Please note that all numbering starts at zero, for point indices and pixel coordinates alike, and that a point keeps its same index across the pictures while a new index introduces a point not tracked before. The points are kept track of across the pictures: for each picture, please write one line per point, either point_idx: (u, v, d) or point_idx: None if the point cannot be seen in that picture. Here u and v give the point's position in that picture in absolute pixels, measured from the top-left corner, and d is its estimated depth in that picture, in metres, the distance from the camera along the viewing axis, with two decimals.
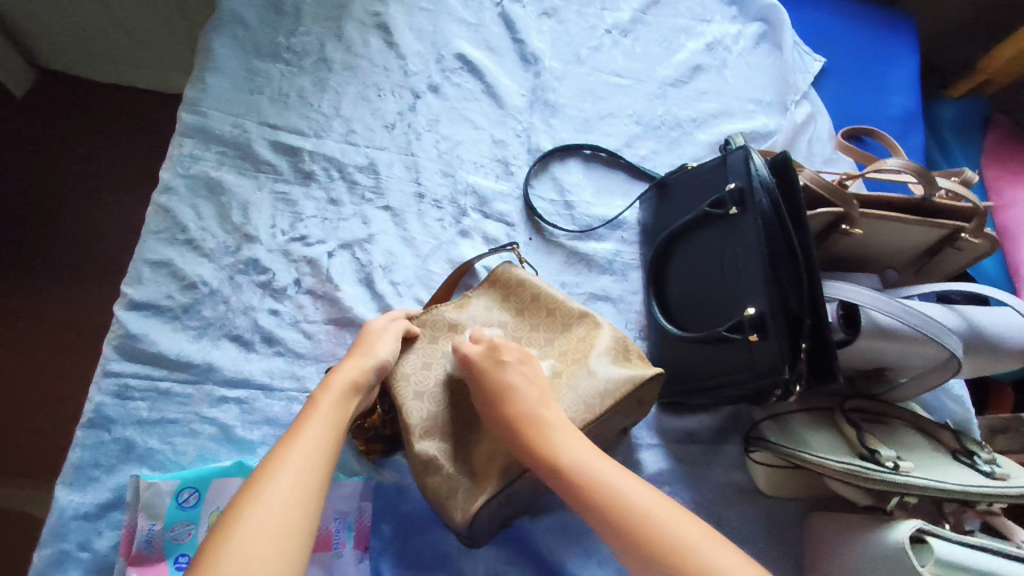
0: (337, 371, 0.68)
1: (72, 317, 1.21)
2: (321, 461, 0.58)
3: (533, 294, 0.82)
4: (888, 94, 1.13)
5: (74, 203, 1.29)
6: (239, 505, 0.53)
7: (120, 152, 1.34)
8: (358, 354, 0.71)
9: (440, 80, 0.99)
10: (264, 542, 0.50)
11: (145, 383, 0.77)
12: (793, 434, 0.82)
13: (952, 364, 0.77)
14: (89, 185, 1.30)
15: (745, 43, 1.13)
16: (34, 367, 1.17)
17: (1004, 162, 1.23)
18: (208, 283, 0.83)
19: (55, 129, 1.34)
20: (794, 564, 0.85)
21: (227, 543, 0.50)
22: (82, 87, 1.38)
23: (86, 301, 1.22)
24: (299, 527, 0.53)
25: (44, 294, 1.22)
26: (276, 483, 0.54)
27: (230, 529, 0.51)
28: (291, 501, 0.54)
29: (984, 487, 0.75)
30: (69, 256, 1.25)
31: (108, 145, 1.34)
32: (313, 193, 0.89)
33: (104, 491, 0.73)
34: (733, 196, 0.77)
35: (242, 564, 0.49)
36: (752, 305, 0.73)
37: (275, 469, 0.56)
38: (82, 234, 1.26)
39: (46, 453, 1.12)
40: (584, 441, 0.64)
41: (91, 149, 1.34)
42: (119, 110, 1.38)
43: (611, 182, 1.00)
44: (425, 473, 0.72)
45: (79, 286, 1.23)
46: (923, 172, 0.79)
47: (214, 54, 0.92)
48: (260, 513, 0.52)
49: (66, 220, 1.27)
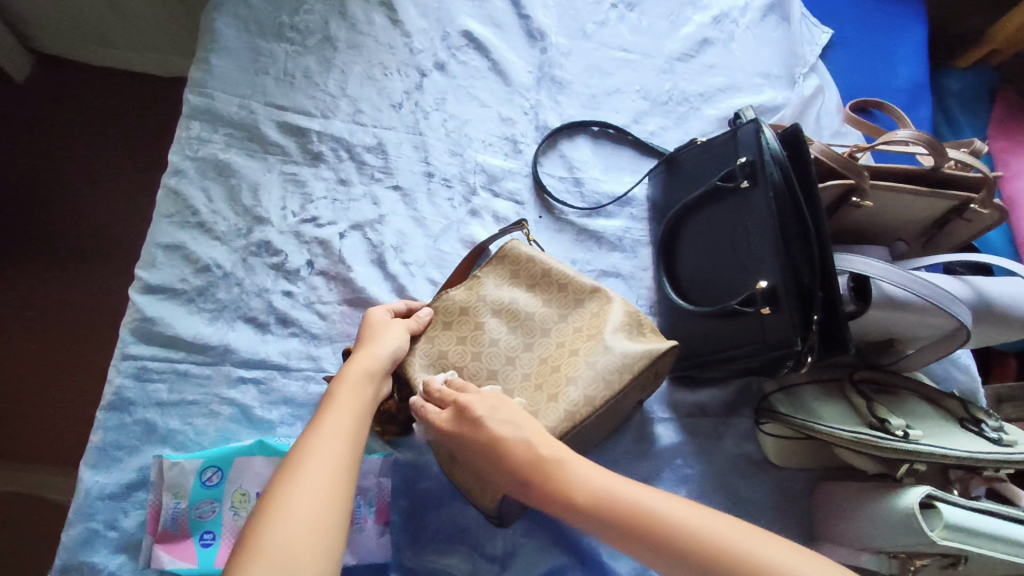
0: (353, 365, 0.68)
1: (82, 303, 1.21)
2: (349, 447, 0.59)
3: (544, 270, 0.82)
4: (895, 64, 1.12)
5: (77, 187, 1.28)
6: (272, 492, 0.53)
7: (119, 136, 1.33)
8: (366, 347, 0.71)
9: (446, 58, 0.98)
10: (300, 523, 0.51)
11: (164, 365, 0.78)
12: (804, 406, 0.84)
13: (961, 335, 0.78)
14: (92, 171, 1.30)
15: (752, 15, 1.11)
16: (49, 352, 1.18)
17: (1010, 133, 1.24)
18: (221, 265, 0.83)
19: (53, 113, 1.33)
20: (802, 531, 0.87)
21: (267, 527, 0.50)
22: (79, 71, 1.37)
23: (95, 287, 1.23)
24: (334, 507, 0.53)
25: (54, 280, 1.22)
26: (307, 467, 0.55)
27: (266, 512, 0.51)
28: (327, 480, 0.55)
29: (991, 454, 0.76)
30: (76, 243, 1.25)
31: (106, 128, 1.33)
32: (322, 173, 0.90)
33: (129, 472, 0.74)
34: (744, 169, 0.77)
35: (285, 546, 0.49)
36: (764, 279, 0.73)
37: (305, 453, 0.56)
38: (85, 220, 1.26)
39: (65, 438, 1.13)
40: (606, 471, 0.61)
41: (92, 133, 1.33)
42: (116, 92, 1.36)
43: (619, 159, 1.00)
44: (452, 458, 0.74)
45: (91, 271, 1.23)
46: (934, 142, 0.79)
47: (218, 34, 0.91)
48: (298, 494, 0.53)
49: (72, 206, 1.27)
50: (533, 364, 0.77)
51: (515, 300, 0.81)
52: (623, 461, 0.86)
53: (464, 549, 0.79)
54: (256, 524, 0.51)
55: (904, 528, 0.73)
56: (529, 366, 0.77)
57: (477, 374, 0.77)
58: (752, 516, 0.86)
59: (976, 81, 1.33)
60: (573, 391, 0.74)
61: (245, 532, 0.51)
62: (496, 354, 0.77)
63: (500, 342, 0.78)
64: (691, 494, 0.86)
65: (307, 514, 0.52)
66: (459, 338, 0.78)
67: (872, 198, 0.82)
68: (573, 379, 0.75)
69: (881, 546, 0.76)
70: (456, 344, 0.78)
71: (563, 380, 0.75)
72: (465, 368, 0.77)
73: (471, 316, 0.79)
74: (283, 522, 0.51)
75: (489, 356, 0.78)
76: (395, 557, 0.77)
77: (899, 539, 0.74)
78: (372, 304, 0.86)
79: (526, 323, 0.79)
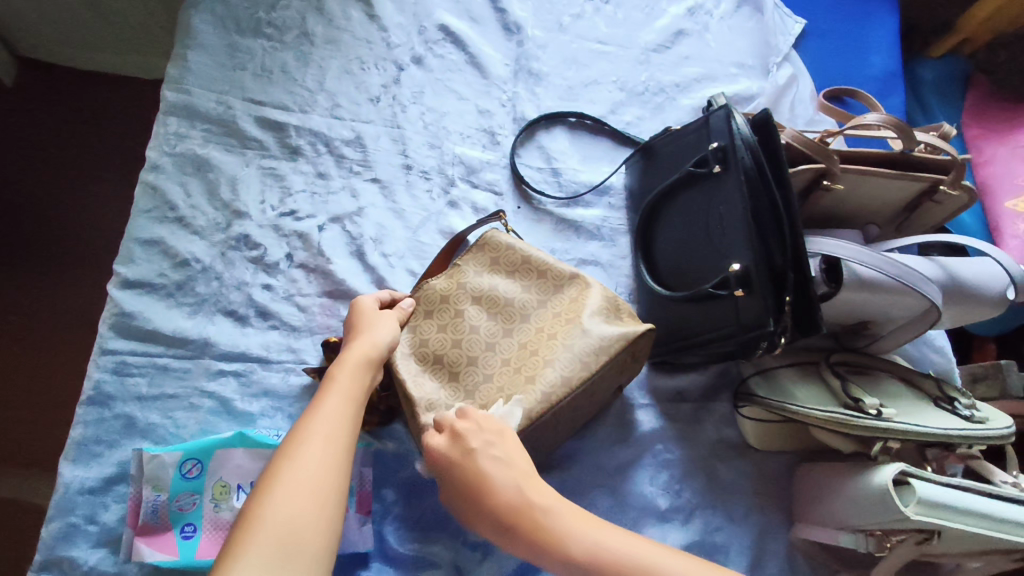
0: (350, 350, 0.71)
1: (65, 306, 1.21)
2: (346, 428, 0.62)
3: (523, 258, 0.83)
4: (868, 53, 1.14)
5: (59, 189, 1.28)
6: (274, 469, 0.57)
7: (101, 138, 1.33)
8: (359, 336, 0.73)
9: (424, 52, 0.99)
10: (300, 498, 0.55)
11: (143, 359, 0.78)
12: (781, 388, 0.85)
13: (932, 314, 0.80)
14: (74, 173, 1.30)
15: (726, 7, 1.13)
16: (33, 356, 1.17)
17: (984, 119, 1.27)
18: (200, 259, 0.83)
19: (34, 116, 1.33)
20: (782, 513, 0.88)
21: (269, 501, 0.54)
22: (59, 74, 1.37)
23: (80, 289, 1.23)
24: (333, 485, 0.58)
25: (36, 283, 1.22)
26: (307, 447, 0.59)
27: (267, 487, 0.56)
28: (327, 459, 0.59)
29: (962, 431, 0.78)
30: (57, 245, 1.25)
31: (88, 131, 1.33)
32: (300, 167, 0.90)
33: (108, 466, 0.75)
34: (716, 155, 0.78)
35: (285, 518, 0.53)
36: (737, 262, 0.74)
37: (305, 434, 0.60)
38: (67, 222, 1.26)
39: (51, 441, 1.13)
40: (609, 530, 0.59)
41: (74, 135, 1.33)
42: (97, 95, 1.36)
43: (596, 149, 1.01)
44: None
45: (74, 273, 1.23)
46: (901, 125, 0.81)
47: (195, 31, 0.91)
48: (297, 473, 0.57)
49: (53, 208, 1.27)
50: (512, 349, 0.78)
51: (495, 287, 0.81)
52: (604, 447, 0.87)
53: (447, 537, 0.79)
54: (259, 498, 0.55)
55: (878, 504, 0.74)
56: (508, 351, 0.78)
57: (458, 360, 0.78)
58: (732, 499, 0.87)
59: (949, 70, 1.35)
60: (551, 373, 0.75)
61: (247, 505, 0.55)
62: (476, 340, 0.78)
63: (479, 328, 0.79)
64: (672, 479, 0.87)
65: (308, 490, 0.56)
66: (439, 325, 0.79)
67: (842, 182, 0.84)
68: (551, 362, 0.75)
69: (858, 524, 0.78)
70: (437, 332, 0.79)
71: (541, 363, 0.76)
72: (445, 354, 0.78)
73: (450, 304, 0.80)
74: (286, 497, 0.55)
75: (469, 342, 0.78)
76: (378, 545, 0.78)
77: (875, 517, 0.75)
78: (351, 295, 0.86)
79: (505, 310, 0.80)
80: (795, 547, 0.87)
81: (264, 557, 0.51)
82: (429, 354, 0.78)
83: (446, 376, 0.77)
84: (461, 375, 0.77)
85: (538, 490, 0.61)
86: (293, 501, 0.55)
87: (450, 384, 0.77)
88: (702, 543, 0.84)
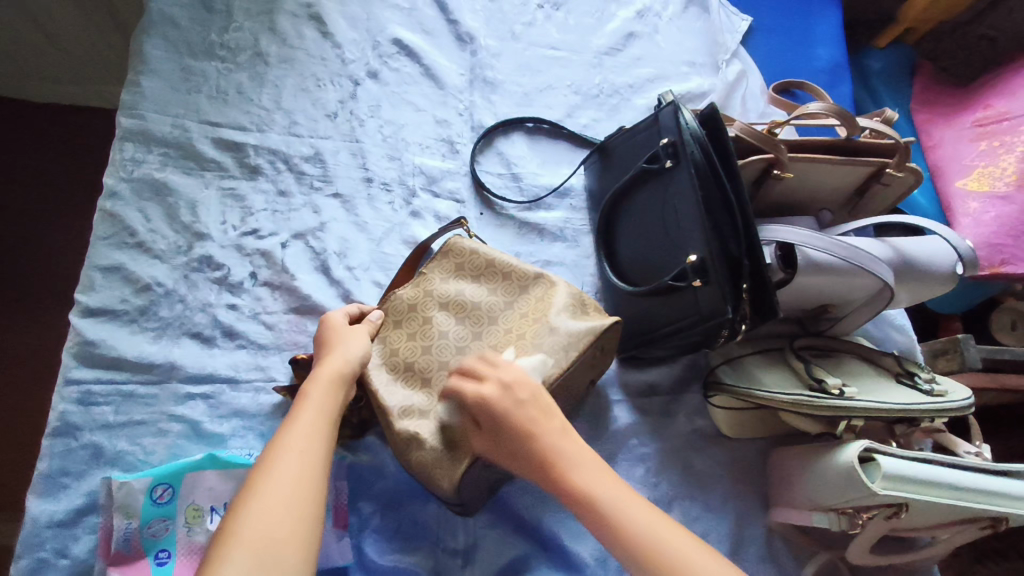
0: (323, 364, 0.71)
1: (40, 344, 1.23)
2: (321, 441, 0.63)
3: (487, 261, 0.84)
4: (814, 46, 1.17)
5: (29, 226, 1.31)
6: (249, 485, 0.58)
7: (73, 171, 1.39)
8: (330, 351, 0.73)
9: (379, 66, 1.00)
10: (277, 512, 0.55)
11: (108, 388, 0.78)
12: (747, 375, 0.86)
13: (886, 293, 0.82)
14: (44, 208, 1.34)
15: (674, 8, 1.16)
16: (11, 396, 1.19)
17: (932, 105, 1.31)
18: (162, 283, 0.83)
19: (6, 154, 1.38)
20: (757, 499, 0.90)
21: (245, 516, 0.55)
22: (23, 110, 1.41)
23: (52, 327, 1.25)
24: (309, 498, 0.58)
25: (9, 324, 1.23)
26: (283, 461, 0.59)
27: (243, 503, 0.56)
28: (302, 473, 0.59)
29: (923, 404, 0.80)
30: (30, 282, 1.27)
31: (60, 164, 1.39)
32: (260, 186, 0.90)
33: (78, 497, 0.74)
34: (667, 150, 0.80)
35: (262, 532, 0.54)
36: (693, 253, 0.76)
37: (280, 449, 0.60)
38: (41, 261, 1.29)
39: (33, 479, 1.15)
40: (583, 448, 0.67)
41: (43, 173, 1.37)
42: (65, 130, 1.41)
43: (555, 153, 1.02)
44: (408, 450, 0.73)
45: (47, 312, 1.26)
46: (843, 112, 0.84)
47: (147, 56, 0.92)
48: (273, 487, 0.57)
49: (25, 245, 1.30)
50: (482, 352, 0.79)
51: (461, 292, 0.82)
52: None
53: (427, 546, 0.79)
54: (236, 513, 0.55)
55: (847, 482, 0.75)
56: (478, 354, 0.79)
57: (428, 366, 0.78)
58: (709, 488, 0.88)
59: (895, 59, 1.40)
60: None
61: (224, 521, 0.55)
62: (445, 346, 0.79)
63: (448, 333, 0.80)
64: (648, 472, 0.87)
65: (286, 502, 0.56)
66: (408, 332, 0.80)
67: (792, 170, 0.86)
68: (522, 360, 0.76)
69: (830, 503, 0.79)
70: (407, 341, 0.79)
71: None
72: (416, 361, 0.78)
73: (417, 313, 0.81)
74: (264, 507, 0.55)
75: (438, 348, 0.79)
76: (357, 559, 0.77)
77: (845, 494, 0.76)
78: (318, 310, 0.86)
79: (473, 314, 0.81)
80: (773, 531, 0.88)
81: (242, 568, 0.51)
82: (400, 364, 0.78)
83: (418, 383, 0.78)
84: (432, 381, 0.77)
85: (551, 422, 0.67)
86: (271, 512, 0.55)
87: (423, 391, 0.77)
88: None
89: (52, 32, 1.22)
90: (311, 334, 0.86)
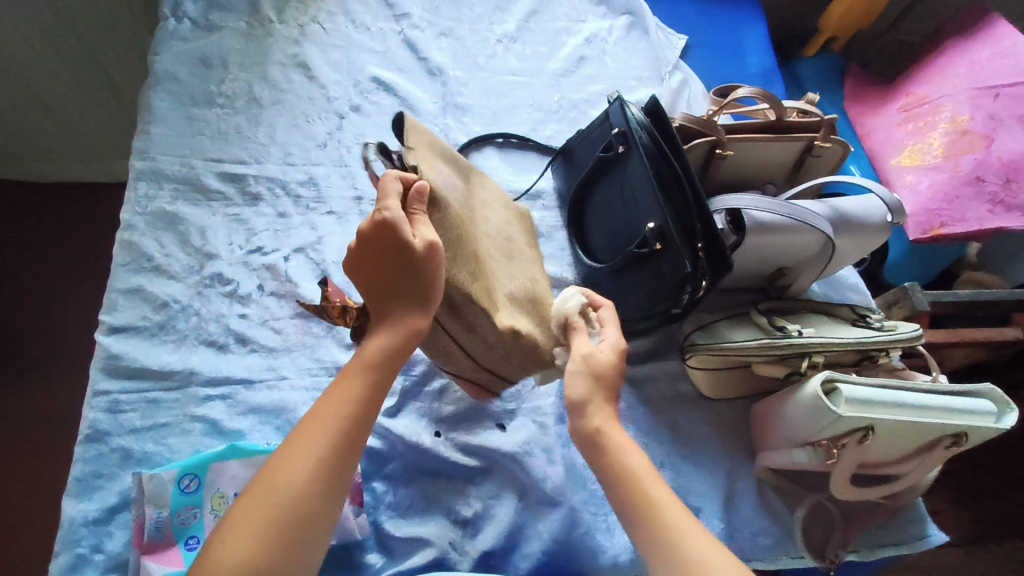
0: (368, 347, 0.64)
1: (62, 397, 1.33)
2: (342, 446, 0.59)
3: (444, 149, 0.80)
4: (746, 56, 1.32)
5: (49, 292, 1.43)
6: (260, 478, 0.56)
7: (83, 238, 1.51)
8: (392, 284, 0.63)
9: (360, 101, 1.13)
10: (268, 520, 0.54)
11: (134, 396, 0.85)
12: (718, 334, 0.94)
13: (828, 246, 0.92)
14: (59, 275, 1.46)
15: (618, 33, 1.30)
16: (38, 447, 1.27)
17: (862, 99, 1.46)
18: (178, 300, 0.91)
19: (23, 228, 1.50)
20: (742, 451, 0.96)
21: (239, 516, 0.54)
22: (38, 190, 1.54)
23: (74, 381, 1.34)
24: (308, 510, 0.56)
25: (34, 381, 1.33)
26: (296, 463, 0.57)
27: (248, 500, 0.55)
28: (310, 482, 0.56)
29: (875, 339, 0.89)
30: (52, 341, 1.38)
31: (71, 232, 1.51)
32: (261, 210, 1.00)
33: (110, 496, 0.79)
34: (618, 138, 0.91)
35: (244, 541, 0.53)
36: (651, 222, 0.86)
37: (297, 449, 0.57)
38: (60, 320, 1.40)
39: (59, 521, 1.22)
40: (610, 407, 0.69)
41: (58, 243, 1.49)
42: (75, 204, 1.54)
43: (525, 162, 1.14)
44: (515, 339, 0.75)
45: (68, 368, 1.36)
46: (771, 95, 0.95)
47: (155, 109, 1.04)
48: (275, 493, 0.55)
49: (45, 309, 1.41)
50: (483, 239, 0.81)
51: (449, 179, 0.77)
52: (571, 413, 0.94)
53: (438, 515, 0.84)
54: (237, 510, 0.55)
55: (816, 412, 0.82)
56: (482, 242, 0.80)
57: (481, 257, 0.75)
58: (697, 445, 0.95)
59: (825, 64, 1.55)
60: (501, 259, 0.83)
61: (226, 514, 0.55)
62: (472, 237, 0.76)
63: (467, 221, 0.76)
64: (639, 433, 0.94)
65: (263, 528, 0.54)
66: (449, 229, 0.70)
67: (732, 149, 0.98)
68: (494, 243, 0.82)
69: (807, 438, 0.85)
70: (452, 235, 0.70)
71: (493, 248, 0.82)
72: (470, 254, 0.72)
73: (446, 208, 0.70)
74: (242, 539, 0.53)
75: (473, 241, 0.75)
76: (372, 534, 0.82)
77: (818, 425, 0.83)
78: (321, 313, 0.94)
79: (466, 205, 0.79)
80: (760, 479, 0.94)
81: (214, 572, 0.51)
82: (468, 257, 0.72)
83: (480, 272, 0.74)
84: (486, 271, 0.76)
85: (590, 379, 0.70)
86: (249, 542, 0.53)
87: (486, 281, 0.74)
88: (675, 489, 0.90)
89: (60, 111, 1.35)
90: (316, 334, 0.93)
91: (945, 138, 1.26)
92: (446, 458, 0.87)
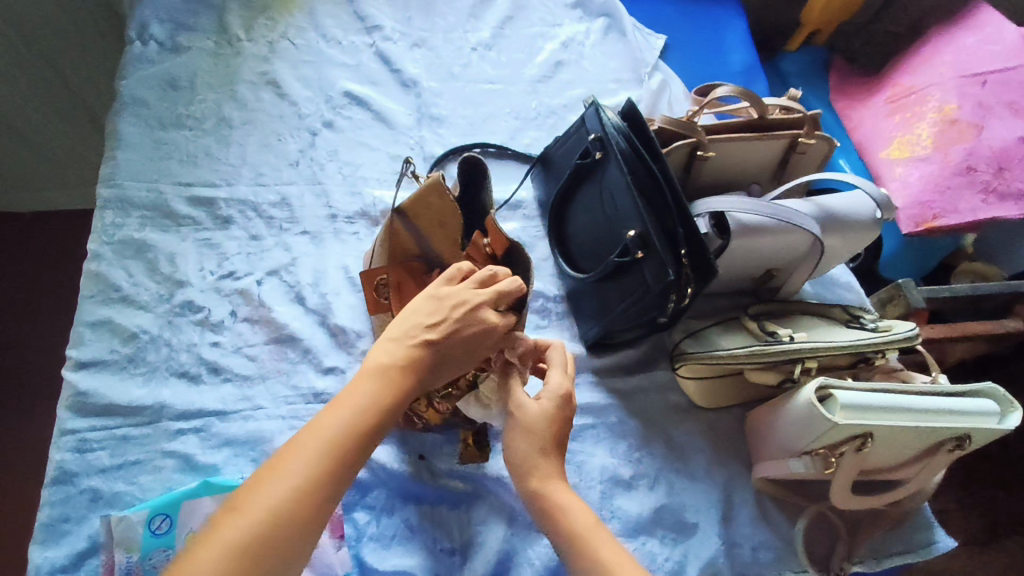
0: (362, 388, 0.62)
1: (35, 431, 1.29)
2: (319, 491, 0.56)
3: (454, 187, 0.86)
4: (727, 53, 1.29)
5: (22, 325, 1.39)
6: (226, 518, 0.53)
7: (59, 268, 1.48)
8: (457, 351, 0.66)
9: (333, 116, 1.10)
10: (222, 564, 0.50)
11: (102, 433, 0.81)
12: (707, 341, 0.91)
13: (817, 245, 0.89)
14: (33, 307, 1.42)
15: (595, 36, 1.28)
16: (19, 487, 1.23)
17: (847, 92, 1.43)
18: (147, 330, 0.88)
19: None
20: (737, 461, 0.93)
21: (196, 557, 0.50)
22: (11, 220, 1.50)
23: (48, 415, 1.31)
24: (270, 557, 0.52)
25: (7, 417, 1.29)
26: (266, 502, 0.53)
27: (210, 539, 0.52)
28: (277, 527, 0.53)
29: (869, 340, 0.86)
30: (26, 376, 1.34)
31: (47, 262, 1.48)
32: (233, 233, 0.97)
33: (79, 541, 0.75)
34: (595, 145, 0.88)
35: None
36: (632, 229, 0.83)
37: (271, 487, 0.54)
38: (34, 353, 1.37)
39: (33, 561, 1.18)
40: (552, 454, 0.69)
41: (33, 274, 1.46)
42: (50, 233, 1.51)
43: (504, 172, 1.11)
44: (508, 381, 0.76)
45: (42, 402, 1.32)
46: (751, 93, 0.92)
47: (121, 134, 1.01)
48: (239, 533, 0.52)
49: (19, 341, 1.38)
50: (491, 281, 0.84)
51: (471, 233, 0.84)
52: None
53: (422, 544, 0.81)
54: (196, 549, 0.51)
55: (811, 420, 0.79)
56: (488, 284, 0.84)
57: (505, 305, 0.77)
58: (691, 458, 0.91)
59: (809, 58, 1.53)
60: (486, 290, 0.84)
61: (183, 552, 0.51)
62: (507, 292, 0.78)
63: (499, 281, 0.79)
64: (630, 448, 0.90)
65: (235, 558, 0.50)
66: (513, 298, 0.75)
67: (713, 150, 0.95)
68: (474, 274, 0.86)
69: (803, 447, 0.82)
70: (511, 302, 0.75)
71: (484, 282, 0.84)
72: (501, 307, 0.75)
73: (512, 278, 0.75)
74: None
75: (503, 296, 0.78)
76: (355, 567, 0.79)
77: (814, 434, 0.80)
78: (296, 337, 0.91)
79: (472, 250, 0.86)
80: (756, 490, 0.91)
81: None
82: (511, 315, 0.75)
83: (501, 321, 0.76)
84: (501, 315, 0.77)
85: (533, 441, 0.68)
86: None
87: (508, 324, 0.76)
88: (670, 506, 0.87)
89: (33, 140, 1.32)
90: (292, 360, 0.90)
91: (934, 129, 1.23)
92: (429, 483, 0.84)
